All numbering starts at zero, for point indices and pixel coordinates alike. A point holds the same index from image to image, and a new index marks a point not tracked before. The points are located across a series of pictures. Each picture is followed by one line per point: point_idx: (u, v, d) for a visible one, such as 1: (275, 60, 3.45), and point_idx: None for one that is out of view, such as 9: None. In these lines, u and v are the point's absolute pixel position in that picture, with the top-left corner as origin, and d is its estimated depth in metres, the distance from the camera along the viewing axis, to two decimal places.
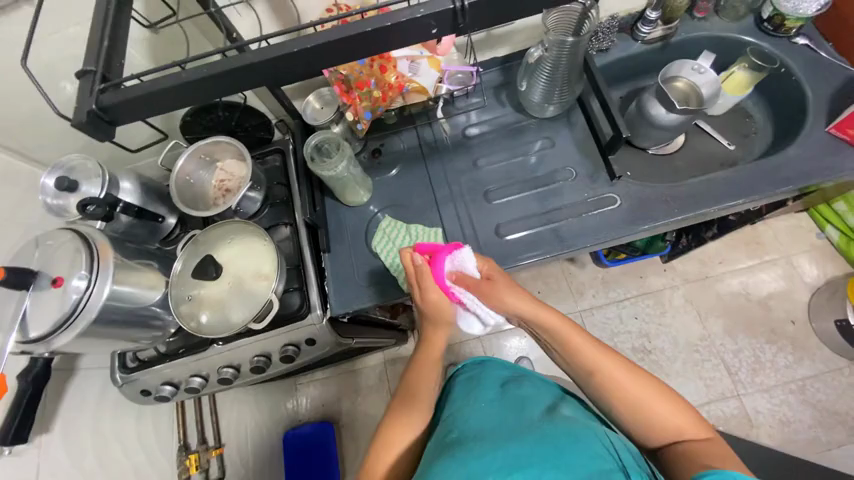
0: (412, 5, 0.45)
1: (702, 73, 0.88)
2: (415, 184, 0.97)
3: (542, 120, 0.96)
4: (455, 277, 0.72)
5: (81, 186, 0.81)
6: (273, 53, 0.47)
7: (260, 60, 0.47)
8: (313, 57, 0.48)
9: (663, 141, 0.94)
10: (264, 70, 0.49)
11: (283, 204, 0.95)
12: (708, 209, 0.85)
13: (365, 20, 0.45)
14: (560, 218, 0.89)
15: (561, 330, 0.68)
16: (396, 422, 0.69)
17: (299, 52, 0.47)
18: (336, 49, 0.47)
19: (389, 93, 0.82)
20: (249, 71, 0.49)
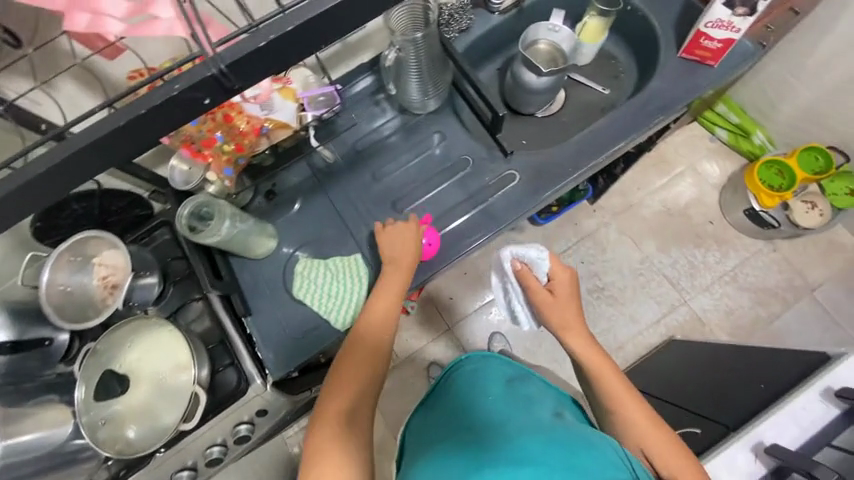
0: (166, 81, 0.40)
1: (557, 31, 0.91)
2: (321, 214, 0.92)
3: (427, 115, 0.94)
4: (519, 269, 0.86)
5: None
6: (52, 161, 0.40)
7: (84, 146, 0.40)
8: (110, 151, 0.42)
9: (545, 103, 0.95)
10: (55, 181, 0.42)
11: (188, 279, 0.87)
12: (598, 159, 0.89)
13: (142, 98, 0.40)
14: (488, 196, 0.89)
15: (596, 358, 0.75)
16: (343, 387, 0.67)
17: (87, 148, 0.41)
18: (127, 136, 0.41)
19: (245, 140, 0.80)
20: (34, 186, 0.41)
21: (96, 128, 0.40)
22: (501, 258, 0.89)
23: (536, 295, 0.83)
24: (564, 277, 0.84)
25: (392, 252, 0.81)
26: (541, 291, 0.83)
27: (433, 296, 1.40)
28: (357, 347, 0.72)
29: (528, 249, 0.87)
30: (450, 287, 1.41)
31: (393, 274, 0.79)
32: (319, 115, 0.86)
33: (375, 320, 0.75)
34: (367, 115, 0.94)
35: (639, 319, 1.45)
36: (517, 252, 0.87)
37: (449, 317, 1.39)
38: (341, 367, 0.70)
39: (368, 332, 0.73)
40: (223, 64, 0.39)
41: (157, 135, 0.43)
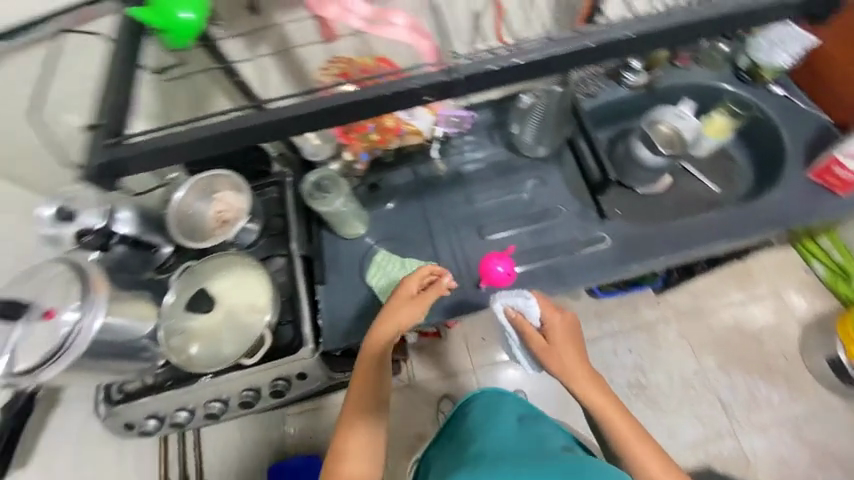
0: (403, 79, 0.51)
1: (684, 119, 0.93)
2: (411, 218, 0.98)
3: (533, 160, 0.98)
4: (512, 318, 0.78)
5: (78, 216, 0.80)
6: (280, 113, 0.52)
7: (277, 118, 0.51)
8: (318, 118, 0.52)
9: (652, 180, 0.96)
10: (267, 128, 0.52)
11: (279, 236, 0.96)
12: (696, 250, 0.88)
13: (366, 89, 0.51)
14: (554, 256, 0.91)
15: (600, 400, 0.71)
16: (351, 452, 0.69)
17: (309, 112, 0.52)
18: (338, 111, 0.52)
19: (386, 136, 0.90)
20: (251, 129, 0.52)
21: (317, 102, 0.51)
22: (493, 307, 0.81)
23: (532, 344, 0.75)
24: (558, 319, 0.76)
25: (394, 305, 0.77)
26: (537, 342, 0.75)
27: (471, 331, 1.40)
28: (358, 408, 0.72)
29: (511, 295, 0.78)
30: (490, 327, 1.40)
31: (392, 333, 0.75)
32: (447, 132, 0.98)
33: (372, 380, 0.74)
34: (479, 143, 1.01)
35: (677, 434, 1.33)
36: (504, 303, 0.79)
37: (481, 356, 1.38)
38: (345, 428, 0.71)
39: (364, 394, 0.73)
40: (459, 73, 0.50)
41: (362, 114, 0.52)
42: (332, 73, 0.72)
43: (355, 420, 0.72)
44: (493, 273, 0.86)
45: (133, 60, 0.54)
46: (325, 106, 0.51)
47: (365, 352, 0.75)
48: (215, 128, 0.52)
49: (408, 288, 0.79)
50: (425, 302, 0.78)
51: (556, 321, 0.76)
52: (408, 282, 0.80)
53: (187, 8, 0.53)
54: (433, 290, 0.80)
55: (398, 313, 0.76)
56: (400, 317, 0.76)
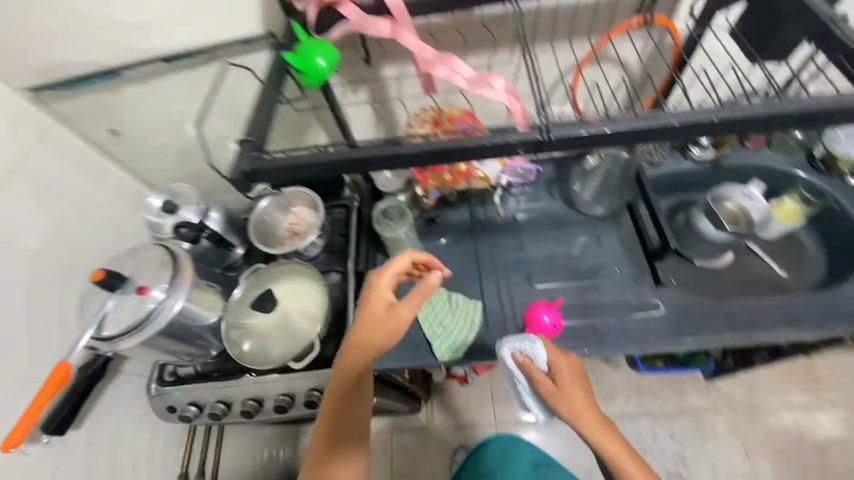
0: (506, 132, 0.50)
1: (750, 199, 0.92)
2: (463, 255, 1.01)
3: (589, 218, 1.01)
4: (519, 363, 0.73)
5: (179, 209, 0.92)
6: (399, 149, 0.52)
7: (402, 155, 0.51)
8: (439, 157, 0.51)
9: (712, 255, 0.94)
10: (383, 161, 0.53)
11: (338, 252, 1.03)
12: (760, 335, 0.83)
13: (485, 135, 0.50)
14: (598, 315, 0.89)
15: (611, 445, 0.63)
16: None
17: (429, 152, 0.51)
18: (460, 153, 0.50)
19: (457, 177, 0.95)
20: (368, 160, 0.53)
21: (438, 143, 0.51)
22: (500, 350, 0.76)
23: (540, 387, 0.70)
24: (566, 361, 0.70)
25: (363, 319, 0.62)
26: (543, 384, 0.69)
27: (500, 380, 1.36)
28: (334, 441, 0.63)
29: (520, 339, 0.75)
30: None
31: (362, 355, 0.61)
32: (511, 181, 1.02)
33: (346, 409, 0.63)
34: (537, 196, 1.05)
35: None
36: (510, 347, 0.75)
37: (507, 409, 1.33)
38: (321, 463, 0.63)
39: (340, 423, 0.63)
40: (551, 135, 0.48)
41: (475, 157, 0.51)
42: (424, 123, 0.75)
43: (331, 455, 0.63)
44: (540, 325, 0.85)
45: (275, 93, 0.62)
46: (447, 148, 0.50)
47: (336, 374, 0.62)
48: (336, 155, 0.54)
49: (382, 294, 0.63)
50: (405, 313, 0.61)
51: (563, 362, 0.70)
52: (381, 290, 0.63)
53: (322, 57, 0.60)
54: (415, 298, 0.62)
55: (366, 334, 0.61)
56: (370, 340, 0.60)
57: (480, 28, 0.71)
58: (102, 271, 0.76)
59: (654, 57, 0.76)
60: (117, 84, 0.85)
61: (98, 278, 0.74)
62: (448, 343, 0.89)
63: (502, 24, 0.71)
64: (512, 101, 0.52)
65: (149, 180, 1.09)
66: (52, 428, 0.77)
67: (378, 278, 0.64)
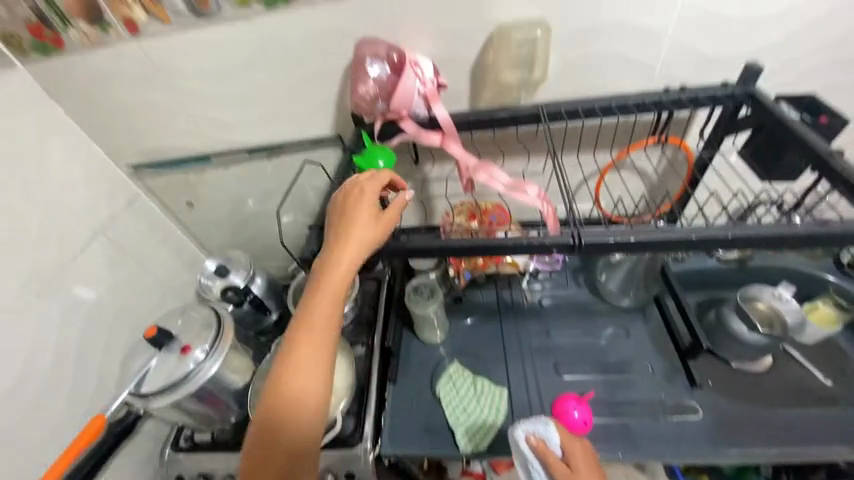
0: (541, 234, 0.54)
1: (783, 301, 0.92)
2: (488, 337, 1.02)
3: (616, 309, 1.02)
4: (533, 447, 0.70)
5: (230, 273, 1.01)
6: (441, 241, 0.57)
7: (443, 248, 0.56)
8: (481, 250, 0.55)
9: (749, 356, 0.91)
10: (425, 252, 0.57)
11: (366, 325, 1.03)
12: (806, 454, 0.79)
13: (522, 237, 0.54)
14: (632, 414, 0.85)
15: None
16: (292, 421, 0.56)
17: (470, 246, 0.55)
18: (498, 249, 0.54)
19: (488, 261, 1.01)
20: (412, 252, 0.58)
21: (477, 239, 0.55)
22: (512, 436, 0.73)
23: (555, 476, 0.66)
24: (579, 446, 0.69)
25: (344, 227, 0.58)
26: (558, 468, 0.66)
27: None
28: (302, 368, 0.57)
29: (534, 421, 0.72)
30: None
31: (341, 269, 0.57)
32: (539, 268, 1.06)
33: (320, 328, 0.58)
34: (563, 283, 1.08)
35: None
36: (524, 430, 0.72)
37: None
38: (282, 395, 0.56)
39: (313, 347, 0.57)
40: (582, 240, 0.52)
41: (513, 252, 0.54)
42: (462, 214, 0.85)
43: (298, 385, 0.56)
44: (569, 418, 0.80)
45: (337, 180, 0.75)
46: (490, 245, 0.54)
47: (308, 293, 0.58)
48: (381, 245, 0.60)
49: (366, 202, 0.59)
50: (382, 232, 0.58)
51: (577, 446, 0.69)
52: (366, 198, 0.59)
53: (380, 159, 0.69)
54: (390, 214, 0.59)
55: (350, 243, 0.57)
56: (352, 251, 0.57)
57: (515, 142, 0.82)
58: (154, 328, 0.82)
59: (668, 171, 0.86)
60: (201, 166, 1.00)
61: (150, 334, 0.81)
62: (472, 431, 0.86)
63: (535, 140, 0.81)
64: (545, 205, 0.61)
65: (204, 244, 1.20)
66: None
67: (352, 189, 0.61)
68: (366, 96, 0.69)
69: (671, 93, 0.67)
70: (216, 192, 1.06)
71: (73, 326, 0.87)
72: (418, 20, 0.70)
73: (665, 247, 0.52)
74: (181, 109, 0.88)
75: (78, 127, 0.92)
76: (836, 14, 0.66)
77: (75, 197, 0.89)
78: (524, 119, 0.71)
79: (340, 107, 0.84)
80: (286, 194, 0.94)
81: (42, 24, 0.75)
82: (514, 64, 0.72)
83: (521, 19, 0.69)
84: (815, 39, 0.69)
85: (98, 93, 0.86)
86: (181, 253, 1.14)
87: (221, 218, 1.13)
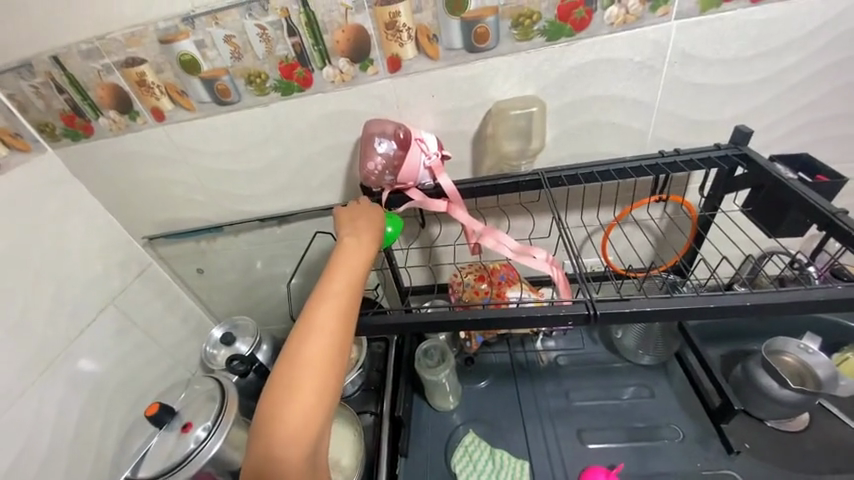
0: (554, 303, 0.53)
1: (812, 353, 0.87)
2: (504, 402, 0.97)
3: (636, 366, 0.97)
4: None
5: (236, 341, 1.00)
6: (450, 314, 0.56)
7: (455, 321, 0.55)
8: (495, 320, 0.54)
9: (785, 416, 0.83)
10: (438, 324, 0.56)
11: (374, 391, 1.00)
12: None
13: (536, 306, 0.53)
14: None
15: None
16: (298, 404, 0.46)
17: (482, 318, 0.54)
18: (510, 320, 0.53)
19: None
20: (422, 324, 0.57)
21: (488, 311, 0.54)
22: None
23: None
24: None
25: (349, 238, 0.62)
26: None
27: None
28: (313, 340, 0.50)
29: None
30: None
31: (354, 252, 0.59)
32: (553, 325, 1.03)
33: (332, 300, 0.53)
34: (578, 340, 1.05)
35: None
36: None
37: None
38: (292, 371, 0.48)
39: (325, 322, 0.51)
40: (597, 309, 0.50)
41: (528, 325, 0.53)
42: (470, 275, 0.85)
43: (309, 362, 0.49)
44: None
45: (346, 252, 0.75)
46: (506, 317, 0.53)
47: (317, 289, 0.55)
48: (391, 318, 0.58)
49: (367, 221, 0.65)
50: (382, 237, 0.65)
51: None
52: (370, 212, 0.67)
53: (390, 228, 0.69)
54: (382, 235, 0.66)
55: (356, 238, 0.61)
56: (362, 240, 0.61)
57: (519, 206, 0.84)
58: (157, 404, 0.80)
59: (671, 226, 0.87)
60: (213, 235, 1.02)
61: (152, 411, 0.78)
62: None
63: (538, 203, 0.84)
64: (554, 269, 0.62)
65: (211, 309, 1.20)
66: None
67: (352, 208, 0.69)
68: (375, 170, 0.72)
69: (666, 157, 0.71)
70: (226, 259, 1.08)
71: (74, 403, 0.84)
72: (421, 100, 0.76)
73: (690, 315, 0.50)
74: (198, 184, 0.93)
75: (99, 203, 0.96)
76: (813, 80, 0.71)
77: (89, 270, 0.91)
78: (526, 184, 0.74)
79: (349, 178, 0.88)
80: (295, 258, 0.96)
81: (76, 115, 0.82)
82: (513, 135, 0.76)
83: (516, 97, 0.74)
84: (796, 102, 0.74)
85: (120, 171, 0.91)
86: (188, 320, 1.14)
87: (230, 283, 1.14)
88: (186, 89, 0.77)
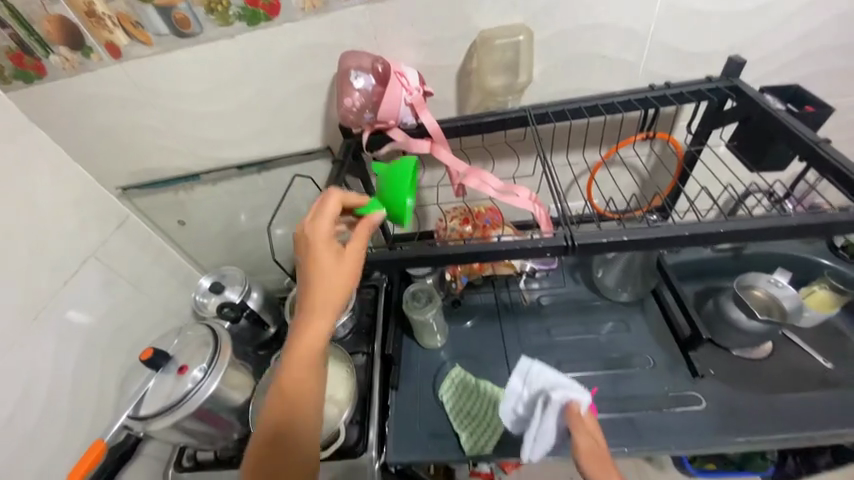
0: (534, 236, 0.53)
1: (780, 287, 0.92)
2: (489, 339, 1.02)
3: (615, 303, 1.02)
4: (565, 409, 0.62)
5: (225, 290, 1.02)
6: (432, 251, 0.56)
7: (441, 256, 0.55)
8: (478, 256, 0.55)
9: (748, 345, 0.90)
10: (421, 261, 0.57)
11: (365, 333, 1.04)
12: (813, 436, 0.77)
13: (518, 240, 0.53)
14: (635, 408, 0.84)
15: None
16: None
17: (467, 253, 0.55)
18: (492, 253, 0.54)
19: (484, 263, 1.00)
20: (406, 261, 0.57)
21: (471, 246, 0.55)
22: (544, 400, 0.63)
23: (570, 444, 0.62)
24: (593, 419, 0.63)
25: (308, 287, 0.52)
26: (579, 427, 0.61)
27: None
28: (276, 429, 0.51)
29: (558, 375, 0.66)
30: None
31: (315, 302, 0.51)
32: (536, 267, 1.06)
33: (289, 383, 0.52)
34: (560, 280, 1.08)
35: None
36: (537, 373, 0.67)
37: None
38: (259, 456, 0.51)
39: (298, 371, 0.52)
40: (576, 241, 0.52)
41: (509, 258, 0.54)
42: (454, 219, 0.85)
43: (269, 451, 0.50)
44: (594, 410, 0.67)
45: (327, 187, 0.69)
46: (491, 250, 0.53)
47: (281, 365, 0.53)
48: (375, 257, 0.58)
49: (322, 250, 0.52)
50: (360, 245, 0.54)
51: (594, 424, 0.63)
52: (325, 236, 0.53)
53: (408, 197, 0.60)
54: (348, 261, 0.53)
55: (321, 269, 0.52)
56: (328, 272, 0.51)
57: (504, 145, 0.82)
58: (152, 349, 0.82)
59: (657, 166, 0.87)
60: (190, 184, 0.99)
61: (147, 356, 0.81)
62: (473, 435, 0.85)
63: (524, 142, 0.81)
64: (536, 207, 0.61)
65: (199, 261, 1.20)
66: None
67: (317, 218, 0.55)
68: (353, 108, 0.69)
69: (656, 91, 0.68)
70: (208, 209, 1.05)
71: (69, 352, 0.86)
72: (400, 31, 0.70)
73: (663, 244, 0.51)
74: (169, 129, 0.88)
75: (65, 152, 0.91)
76: (815, 5, 0.67)
77: (63, 221, 0.88)
78: (513, 122, 0.72)
79: (328, 120, 0.84)
80: (276, 202, 0.94)
81: (24, 53, 0.74)
82: (499, 70, 0.72)
83: (503, 25, 0.69)
84: (795, 30, 0.70)
85: (82, 115, 0.85)
86: (177, 273, 1.14)
87: (216, 235, 1.12)
88: (142, 20, 0.70)
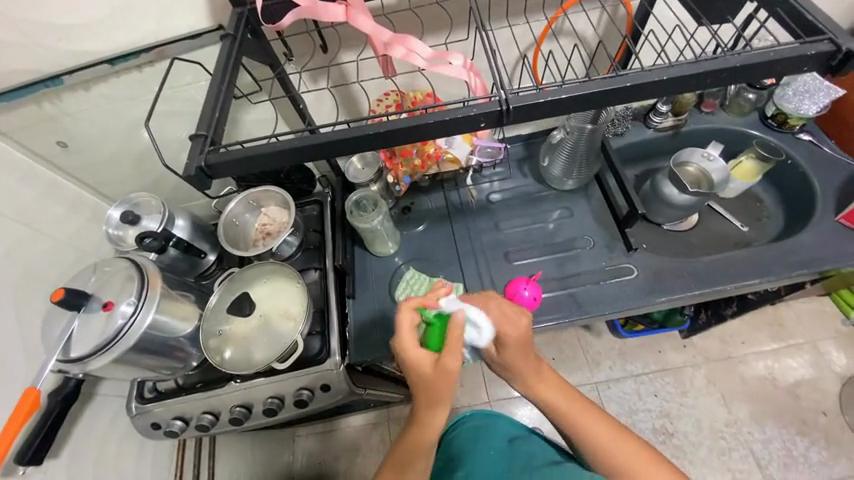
0: (465, 105, 0.47)
1: (711, 160, 0.95)
2: (441, 241, 1.01)
3: (560, 192, 1.03)
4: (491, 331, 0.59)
5: (142, 220, 0.88)
6: (348, 134, 0.48)
7: (364, 138, 0.48)
8: (406, 134, 0.49)
9: (678, 218, 0.96)
10: (336, 148, 0.49)
11: (314, 249, 0.98)
12: (726, 287, 0.85)
13: (444, 111, 0.47)
14: (577, 284, 0.90)
15: (586, 411, 0.61)
16: None
17: (394, 131, 0.48)
18: (415, 130, 0.48)
19: (428, 161, 0.95)
20: (322, 148, 0.49)
21: (392, 123, 0.48)
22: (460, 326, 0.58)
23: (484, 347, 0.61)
24: (519, 331, 0.58)
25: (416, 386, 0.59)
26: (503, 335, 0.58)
27: None
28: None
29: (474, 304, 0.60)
30: None
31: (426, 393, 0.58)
32: (481, 162, 1.01)
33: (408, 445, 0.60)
34: (508, 176, 1.07)
35: None
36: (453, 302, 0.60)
37: (492, 390, 1.32)
38: None
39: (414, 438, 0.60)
40: (510, 104, 0.46)
41: (441, 134, 0.49)
42: (389, 108, 0.79)
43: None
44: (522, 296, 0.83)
45: (218, 72, 0.56)
46: (416, 125, 0.47)
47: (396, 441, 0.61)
48: (290, 144, 0.49)
49: (420, 355, 0.57)
50: (455, 348, 0.56)
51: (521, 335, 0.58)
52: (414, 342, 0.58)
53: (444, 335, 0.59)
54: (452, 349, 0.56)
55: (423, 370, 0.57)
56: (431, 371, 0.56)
57: (434, 7, 0.69)
58: (60, 288, 0.69)
59: (609, 28, 0.79)
60: (56, 91, 0.78)
61: (57, 296, 0.68)
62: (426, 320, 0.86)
63: (457, 2, 0.69)
64: (472, 77, 0.54)
65: (106, 192, 1.04)
66: (27, 458, 0.67)
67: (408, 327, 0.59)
68: None
69: None
70: (93, 123, 0.86)
71: None
72: None
73: (609, 103, 0.48)
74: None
75: None
76: None
77: None
78: None
79: None
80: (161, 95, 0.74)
81: None
82: None
83: None
84: None
85: None
86: (81, 206, 0.98)
87: (112, 155, 0.95)
88: None
